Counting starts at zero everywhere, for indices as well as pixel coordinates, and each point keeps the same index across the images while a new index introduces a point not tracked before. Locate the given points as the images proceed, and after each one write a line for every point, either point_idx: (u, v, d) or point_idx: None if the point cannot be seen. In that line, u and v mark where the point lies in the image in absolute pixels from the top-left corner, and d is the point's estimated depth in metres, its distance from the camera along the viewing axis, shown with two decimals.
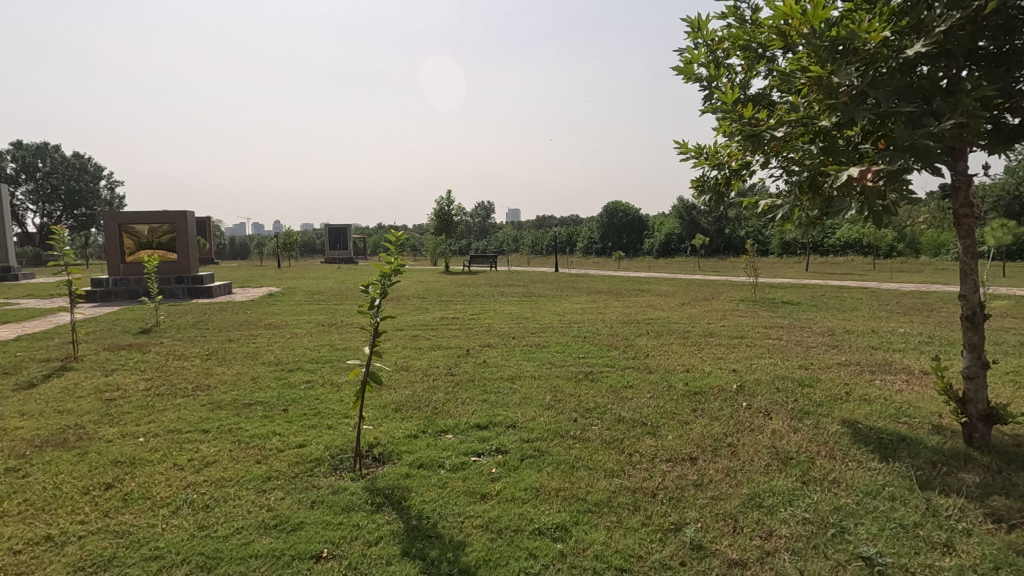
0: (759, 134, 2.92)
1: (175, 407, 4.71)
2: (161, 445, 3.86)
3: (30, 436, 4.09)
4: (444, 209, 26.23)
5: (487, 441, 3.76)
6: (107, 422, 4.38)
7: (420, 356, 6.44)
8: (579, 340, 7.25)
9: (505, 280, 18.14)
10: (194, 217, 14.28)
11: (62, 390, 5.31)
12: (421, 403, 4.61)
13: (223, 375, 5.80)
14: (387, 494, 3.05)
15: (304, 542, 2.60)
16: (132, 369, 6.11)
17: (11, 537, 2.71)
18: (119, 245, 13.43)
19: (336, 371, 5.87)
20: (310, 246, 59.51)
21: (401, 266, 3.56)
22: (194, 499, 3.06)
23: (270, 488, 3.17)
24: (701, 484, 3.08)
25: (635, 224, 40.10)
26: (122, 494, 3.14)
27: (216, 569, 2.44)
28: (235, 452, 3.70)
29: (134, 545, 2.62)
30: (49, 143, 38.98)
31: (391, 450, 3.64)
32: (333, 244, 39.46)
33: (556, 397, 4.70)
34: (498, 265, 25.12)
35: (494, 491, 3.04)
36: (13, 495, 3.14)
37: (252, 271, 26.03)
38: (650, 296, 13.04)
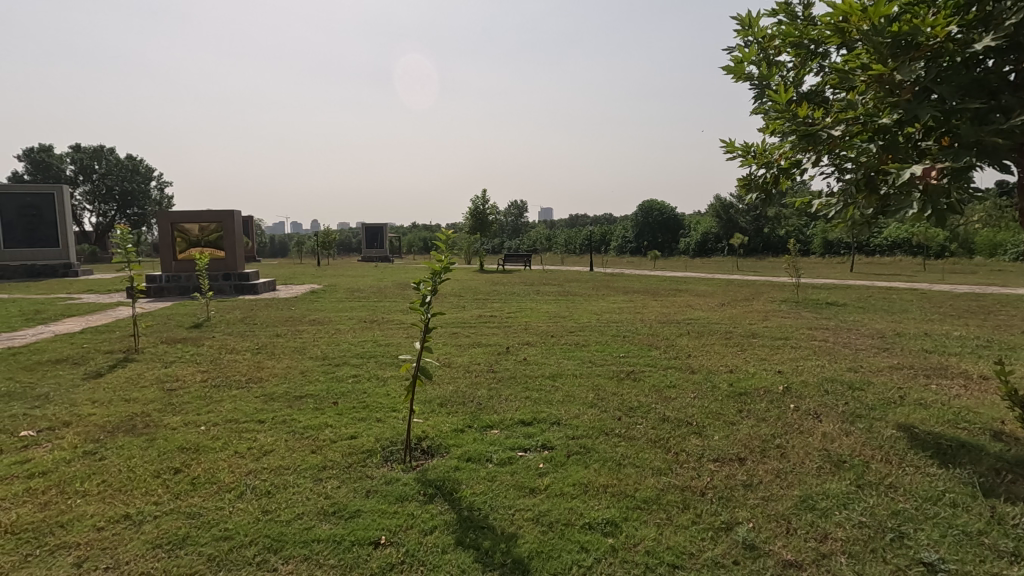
0: (815, 133, 2.87)
1: (232, 398, 4.94)
2: (222, 434, 4.05)
3: (102, 422, 4.35)
4: (480, 209, 26.47)
5: (534, 437, 3.82)
6: (170, 411, 4.62)
7: (462, 353, 6.55)
8: (618, 339, 7.24)
9: (541, 279, 18.17)
10: (240, 216, 14.79)
11: (126, 380, 5.62)
12: (466, 399, 4.70)
13: (274, 368, 6.03)
14: (439, 486, 3.14)
15: (363, 529, 2.71)
16: (189, 362, 6.41)
17: (94, 515, 2.90)
18: (171, 243, 14.02)
19: (381, 366, 6.03)
20: (347, 245, 60.86)
21: (452, 264, 3.66)
22: (256, 485, 3.21)
23: (327, 476, 3.30)
24: (750, 484, 3.06)
25: (670, 223, 39.62)
26: (190, 478, 3.33)
27: (282, 551, 2.57)
28: (291, 442, 3.86)
29: (205, 526, 2.78)
30: (105, 146, 41.00)
31: (439, 443, 3.74)
32: (369, 243, 40.20)
33: (599, 395, 4.73)
34: (532, 265, 25.19)
35: (542, 485, 3.10)
36: (92, 476, 3.36)
37: (287, 271, 24.19)
38: (688, 296, 12.86)
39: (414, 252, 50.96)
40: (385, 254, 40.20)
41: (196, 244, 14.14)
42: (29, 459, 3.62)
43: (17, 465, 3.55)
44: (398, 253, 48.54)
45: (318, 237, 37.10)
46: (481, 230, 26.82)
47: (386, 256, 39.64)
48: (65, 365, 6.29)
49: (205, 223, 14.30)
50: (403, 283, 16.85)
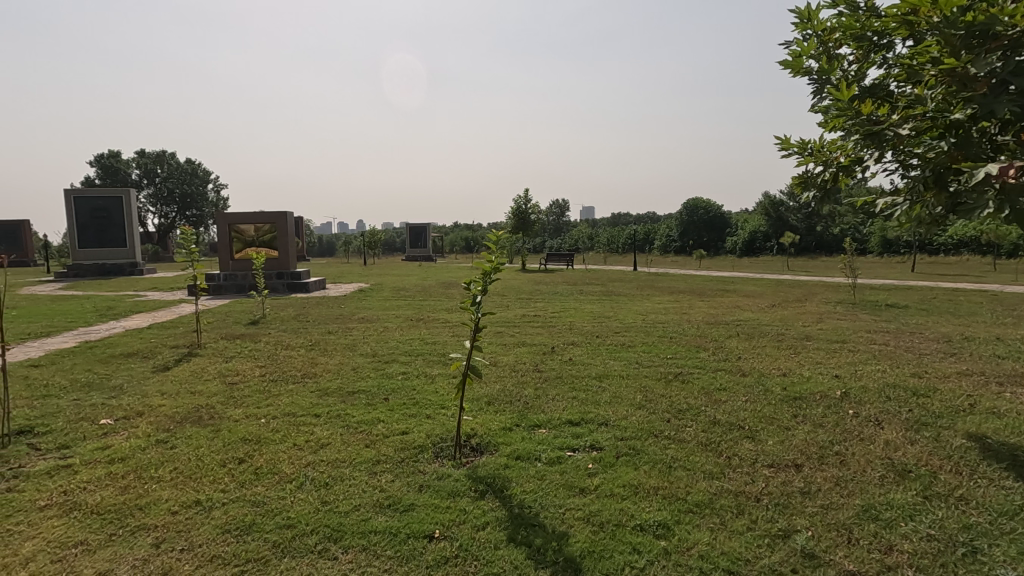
0: (880, 131, 2.74)
1: (289, 393, 5.15)
2: (281, 426, 4.23)
3: (171, 413, 4.62)
4: (522, 208, 26.58)
5: (582, 437, 3.83)
6: (232, 403, 4.86)
7: (508, 352, 6.61)
8: (665, 340, 7.14)
9: (584, 279, 18.10)
10: (293, 217, 15.33)
11: (191, 374, 5.95)
12: (513, 398, 4.75)
13: (327, 364, 6.25)
14: (489, 483, 3.20)
15: (418, 523, 2.79)
16: (248, 357, 6.71)
17: (169, 499, 3.10)
18: (228, 243, 14.68)
19: (429, 364, 6.15)
20: (391, 244, 62.09)
21: (502, 264, 3.71)
22: (315, 477, 3.35)
23: (381, 470, 3.41)
24: (808, 492, 2.97)
25: (716, 222, 38.73)
26: (253, 468, 3.50)
27: (342, 540, 2.67)
28: (345, 436, 3.99)
29: (269, 514, 2.92)
30: (167, 151, 43.26)
31: (488, 441, 3.80)
32: (414, 243, 40.94)
33: (646, 397, 4.69)
34: (575, 264, 25.07)
35: (592, 486, 3.10)
36: (164, 464, 3.58)
37: (325, 271, 24.27)
38: (736, 297, 12.56)
39: (457, 251, 51.62)
40: (428, 254, 40.86)
41: (251, 244, 14.74)
42: (109, 446, 3.90)
43: (99, 451, 3.82)
44: (441, 253, 49.35)
45: (364, 237, 38.05)
46: (524, 229, 26.90)
47: (430, 256, 40.30)
48: (135, 358, 6.71)
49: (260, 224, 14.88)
50: (447, 283, 17.13)
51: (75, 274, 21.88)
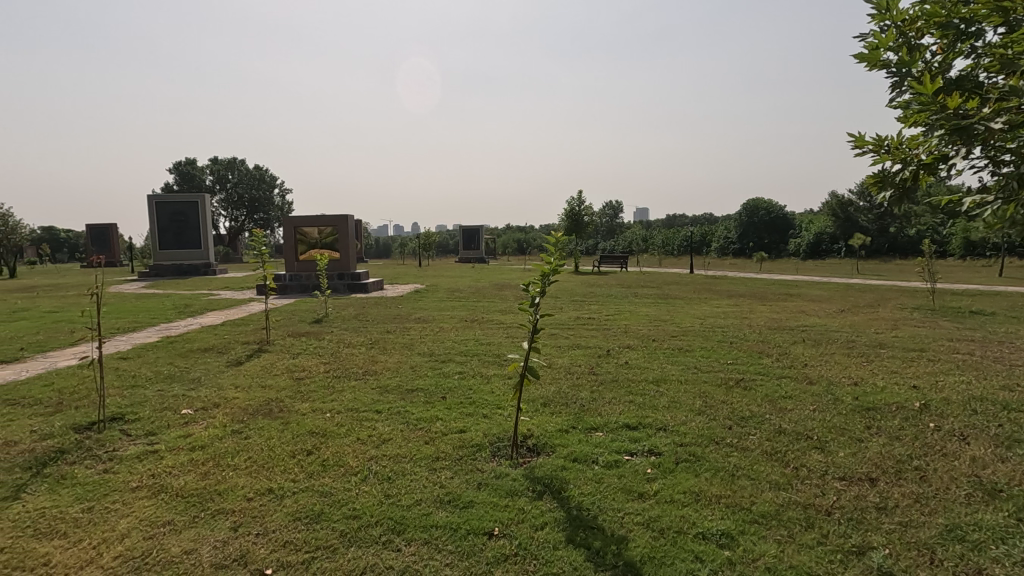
0: (970, 125, 2.46)
1: (351, 389, 5.35)
2: (345, 421, 4.41)
3: (244, 405, 4.91)
4: (576, 209, 26.46)
5: (640, 441, 3.78)
6: (299, 398, 5.10)
7: (563, 354, 6.61)
8: (725, 345, 6.93)
9: (639, 281, 17.82)
10: (353, 220, 15.88)
11: (261, 368, 6.28)
12: (569, 400, 4.74)
13: (386, 362, 6.45)
14: (547, 483, 3.21)
15: (477, 519, 2.84)
16: (313, 354, 7.02)
17: (245, 486, 3.30)
18: (293, 245, 15.37)
19: (484, 365, 6.23)
20: (445, 246, 63.20)
21: (560, 265, 3.73)
22: (378, 470, 3.47)
23: (440, 467, 3.49)
24: (884, 508, 2.82)
25: (779, 223, 37.21)
26: (320, 460, 3.66)
27: (404, 532, 2.76)
28: (406, 432, 4.11)
29: (336, 504, 3.05)
30: (238, 158, 45.76)
31: (545, 442, 3.82)
32: (467, 244, 41.50)
33: (706, 403, 4.57)
34: (629, 266, 24.70)
35: (651, 491, 3.06)
36: (240, 452, 3.81)
37: (399, 270, 26.00)
38: (801, 301, 12.02)
39: (509, 253, 52.00)
40: (481, 255, 41.33)
41: (315, 245, 15.37)
42: (191, 434, 4.18)
43: (181, 438, 4.10)
44: (493, 254, 49.83)
45: (420, 239, 38.91)
46: (577, 231, 26.76)
47: (482, 257, 40.76)
48: (211, 353, 7.15)
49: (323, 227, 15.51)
50: (500, 284, 17.27)
51: (155, 274, 23.55)
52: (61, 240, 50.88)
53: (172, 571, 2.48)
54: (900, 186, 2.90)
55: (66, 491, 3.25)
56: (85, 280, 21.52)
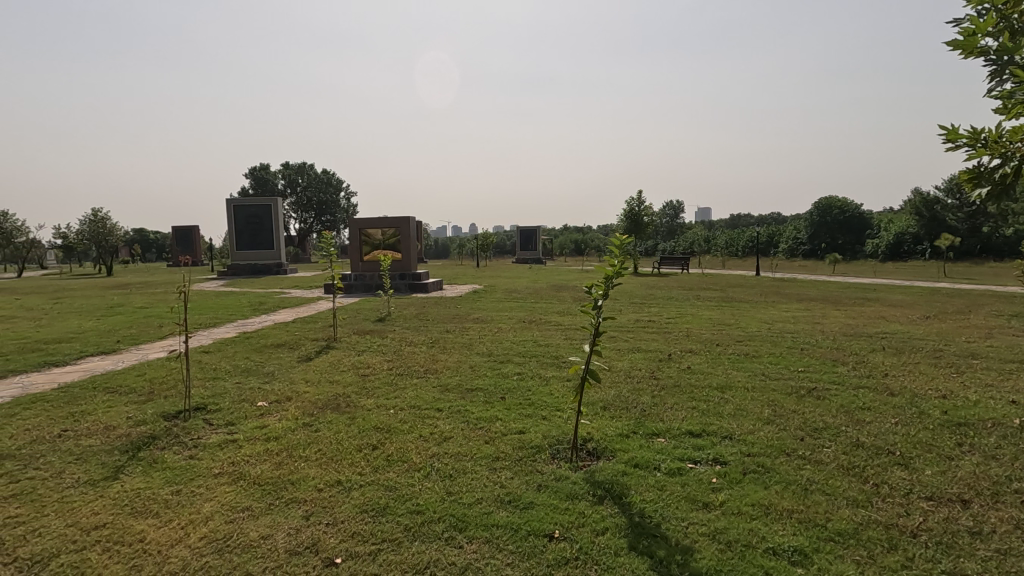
0: None
1: (413, 387, 5.49)
2: (408, 418, 4.53)
3: (314, 399, 5.15)
4: (635, 210, 25.99)
5: (704, 449, 3.66)
6: (365, 394, 5.29)
7: (622, 357, 6.50)
8: (795, 351, 6.60)
9: (701, 283, 17.29)
10: (414, 221, 16.30)
11: (329, 364, 6.57)
12: (629, 404, 4.67)
13: (446, 361, 6.58)
14: (608, 488, 3.17)
15: (538, 521, 2.85)
16: (377, 351, 7.26)
17: (316, 477, 3.46)
18: (358, 246, 15.95)
19: (542, 366, 6.24)
20: (502, 247, 63.80)
21: (624, 268, 3.68)
22: (440, 468, 3.54)
23: (500, 466, 3.53)
24: (979, 533, 2.60)
25: (854, 222, 35.14)
26: (385, 455, 3.79)
27: (466, 530, 2.81)
28: (466, 431, 4.18)
29: (401, 499, 3.14)
30: (307, 163, 47.95)
31: (605, 446, 3.78)
32: (525, 245, 41.66)
33: (776, 412, 4.37)
34: (690, 268, 23.99)
35: (717, 502, 2.96)
36: (310, 445, 3.99)
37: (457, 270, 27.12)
38: (880, 306, 11.28)
39: (567, 253, 51.81)
40: (538, 256, 41.34)
41: (378, 246, 15.89)
42: (266, 425, 4.43)
43: (257, 429, 4.35)
44: (551, 254, 49.82)
45: (478, 240, 39.42)
46: (636, 232, 26.29)
47: (539, 257, 40.77)
48: (284, 349, 7.54)
49: (386, 228, 15.99)
50: (557, 285, 17.19)
51: (232, 272, 25.10)
52: (150, 240, 55.15)
53: (250, 554, 2.63)
54: (998, 183, 2.59)
55: (157, 474, 3.52)
56: (171, 279, 23.20)
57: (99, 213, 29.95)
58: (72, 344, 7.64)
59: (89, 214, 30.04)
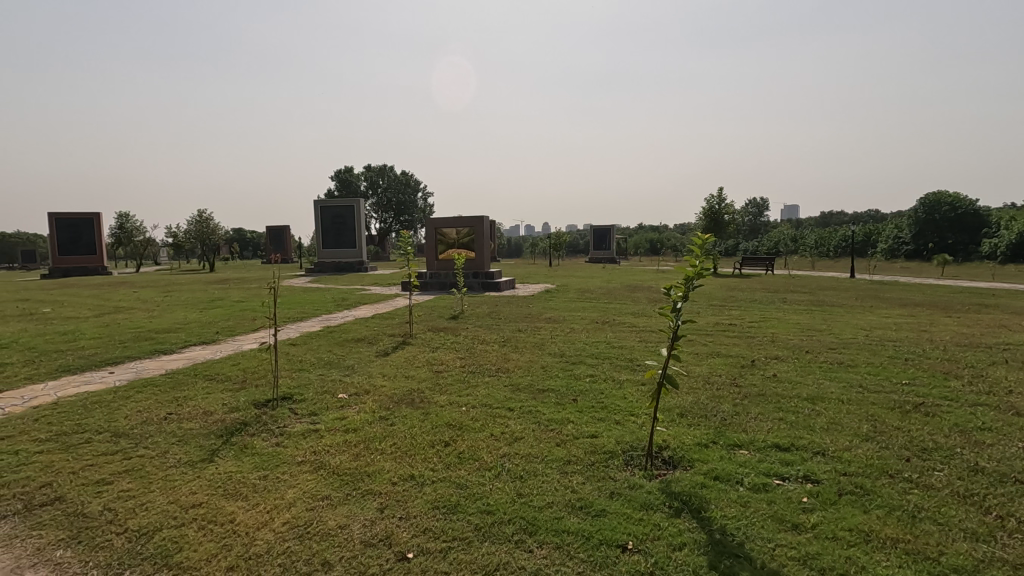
0: None
1: (485, 385, 5.52)
2: (479, 416, 4.55)
3: (391, 393, 5.30)
4: (715, 208, 24.88)
5: (792, 465, 3.40)
6: (439, 390, 5.38)
7: (701, 362, 6.21)
8: (898, 361, 6.02)
9: (788, 286, 16.22)
10: (488, 220, 16.46)
11: (405, 360, 6.76)
12: (709, 412, 4.43)
13: (518, 360, 6.57)
14: (685, 501, 3.01)
15: (610, 530, 2.75)
16: (450, 348, 7.39)
17: (391, 470, 3.55)
18: (434, 245, 16.37)
19: (616, 368, 6.07)
20: (575, 246, 63.38)
21: (705, 269, 3.48)
22: (510, 468, 3.52)
23: (572, 471, 3.45)
24: None
25: (968, 219, 31.80)
26: (457, 452, 3.81)
27: (536, 534, 2.76)
28: (538, 432, 4.13)
29: (471, 498, 3.14)
30: (388, 165, 49.86)
31: (682, 456, 3.60)
32: (598, 244, 41.13)
33: (876, 427, 3.99)
34: (776, 270, 22.63)
35: (808, 523, 2.72)
36: (386, 438, 4.10)
37: (529, 271, 25.93)
38: (1002, 313, 10.04)
39: (642, 254, 50.64)
40: (613, 256, 40.64)
41: (453, 246, 16.22)
42: (345, 417, 4.61)
43: (337, 420, 4.53)
44: (625, 254, 48.73)
45: (551, 239, 39.30)
46: (717, 231, 25.17)
47: (613, 257, 40.01)
48: (363, 343, 7.85)
49: (461, 227, 16.27)
50: (632, 285, 16.76)
51: (318, 269, 26.61)
52: (247, 240, 59.58)
53: (328, 543, 2.72)
54: None
55: (248, 459, 3.75)
56: (265, 275, 24.93)
57: (204, 214, 32.78)
58: (178, 333, 8.37)
59: (197, 214, 32.96)
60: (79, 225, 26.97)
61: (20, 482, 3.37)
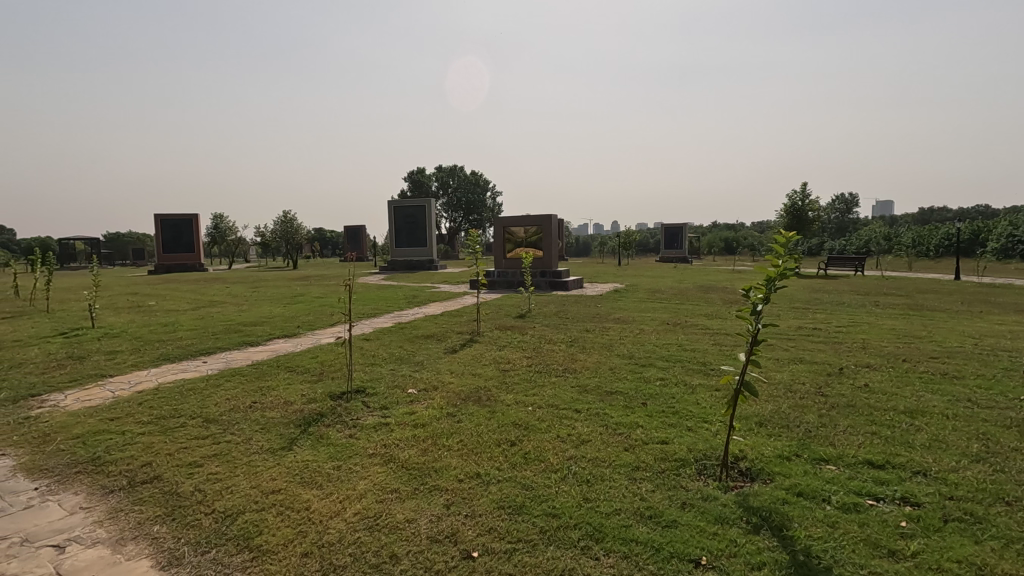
0: None
1: (552, 385, 5.46)
2: (546, 416, 4.51)
3: (458, 390, 5.36)
4: (798, 205, 23.46)
5: (888, 484, 3.11)
6: (505, 389, 5.38)
7: (782, 368, 5.83)
8: (1015, 374, 5.37)
9: (881, 288, 14.97)
10: (556, 219, 16.31)
11: (472, 357, 6.83)
12: (791, 422, 4.15)
13: (586, 361, 6.47)
14: (765, 517, 2.82)
15: (682, 543, 2.62)
16: (517, 347, 7.39)
17: (458, 466, 3.57)
18: (502, 243, 16.50)
19: (689, 372, 5.84)
20: (645, 245, 61.95)
21: (788, 269, 3.23)
22: (577, 471, 3.45)
23: (641, 478, 3.32)
24: None
25: None
26: (523, 452, 3.79)
27: (603, 542, 2.67)
28: (606, 436, 4.03)
29: (537, 500, 3.10)
30: (458, 166, 50.91)
31: (761, 468, 3.38)
32: (669, 244, 39.93)
33: (989, 448, 3.57)
34: (866, 270, 21.00)
35: (907, 551, 2.47)
36: (453, 434, 4.15)
37: (597, 270, 24.92)
38: None
39: (716, 253, 48.71)
40: (685, 255, 39.31)
41: (521, 245, 16.27)
42: (415, 412, 4.71)
43: (407, 415, 4.64)
44: (698, 255, 46.95)
45: (620, 238, 38.57)
46: (799, 229, 23.71)
47: (684, 257, 38.65)
48: (432, 339, 8.02)
49: (528, 226, 16.25)
50: (705, 286, 16.11)
51: (391, 267, 27.58)
52: (327, 239, 62.89)
53: (396, 536, 2.77)
54: None
55: (323, 449, 3.91)
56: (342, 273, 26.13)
57: (289, 215, 34.94)
58: (263, 327, 8.91)
59: (282, 215, 35.18)
60: (180, 225, 29.48)
61: (125, 460, 3.70)
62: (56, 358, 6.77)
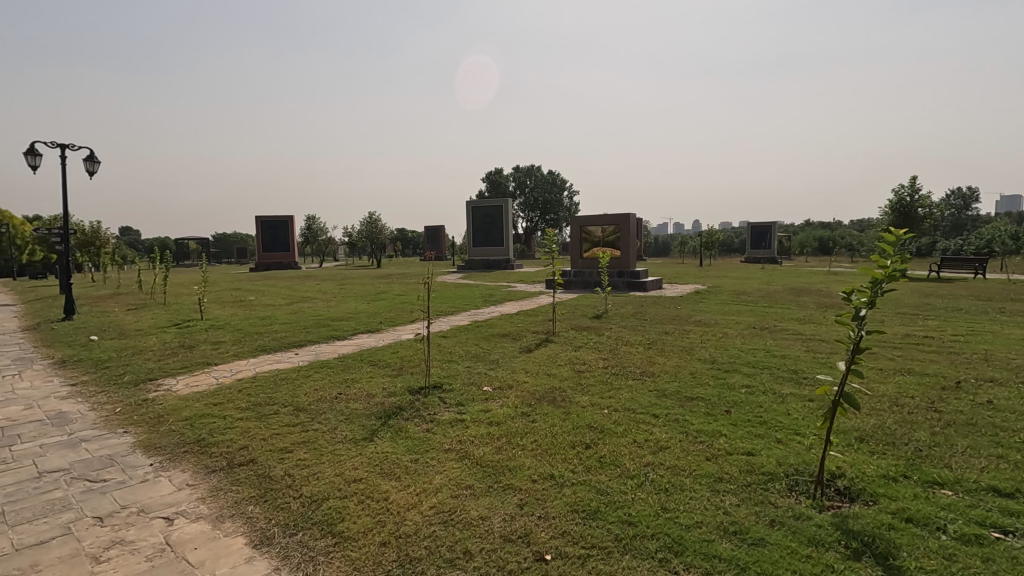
0: None
1: (629, 388, 5.31)
2: (623, 420, 4.39)
3: (532, 390, 5.34)
4: (905, 201, 21.46)
5: (1018, 517, 2.73)
6: (580, 390, 5.30)
7: (887, 379, 5.32)
8: None
9: (1008, 292, 13.31)
10: (635, 218, 15.93)
11: (547, 357, 6.80)
12: (898, 439, 3.76)
13: (665, 364, 6.24)
14: (867, 542, 2.56)
15: (770, 563, 2.44)
16: (593, 348, 7.28)
17: (531, 467, 3.55)
18: (579, 243, 16.35)
19: (778, 380, 5.47)
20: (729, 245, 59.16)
21: (897, 270, 2.94)
22: (655, 479, 3.32)
23: (724, 490, 3.14)
24: None
25: None
26: (598, 456, 3.70)
27: (683, 555, 2.54)
28: (686, 443, 3.85)
29: (612, 506, 3.01)
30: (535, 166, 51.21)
31: (862, 488, 3.09)
32: (757, 243, 37.87)
33: None
34: (988, 273, 18.81)
35: None
36: (527, 434, 4.12)
37: (677, 270, 24.55)
38: None
39: (808, 254, 45.62)
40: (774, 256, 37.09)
41: (598, 244, 16.03)
42: (489, 409, 4.75)
43: (482, 412, 4.68)
44: (789, 255, 44.17)
45: (703, 237, 37.08)
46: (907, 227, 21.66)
47: (773, 257, 36.46)
48: (508, 338, 8.08)
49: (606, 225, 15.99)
50: (797, 288, 15.09)
51: (470, 266, 28.21)
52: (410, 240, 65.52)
53: (470, 532, 2.79)
54: None
55: (402, 441, 4.03)
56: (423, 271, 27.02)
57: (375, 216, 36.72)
58: (349, 322, 9.38)
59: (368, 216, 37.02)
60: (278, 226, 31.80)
61: (226, 442, 4.00)
62: (171, 346, 7.49)
